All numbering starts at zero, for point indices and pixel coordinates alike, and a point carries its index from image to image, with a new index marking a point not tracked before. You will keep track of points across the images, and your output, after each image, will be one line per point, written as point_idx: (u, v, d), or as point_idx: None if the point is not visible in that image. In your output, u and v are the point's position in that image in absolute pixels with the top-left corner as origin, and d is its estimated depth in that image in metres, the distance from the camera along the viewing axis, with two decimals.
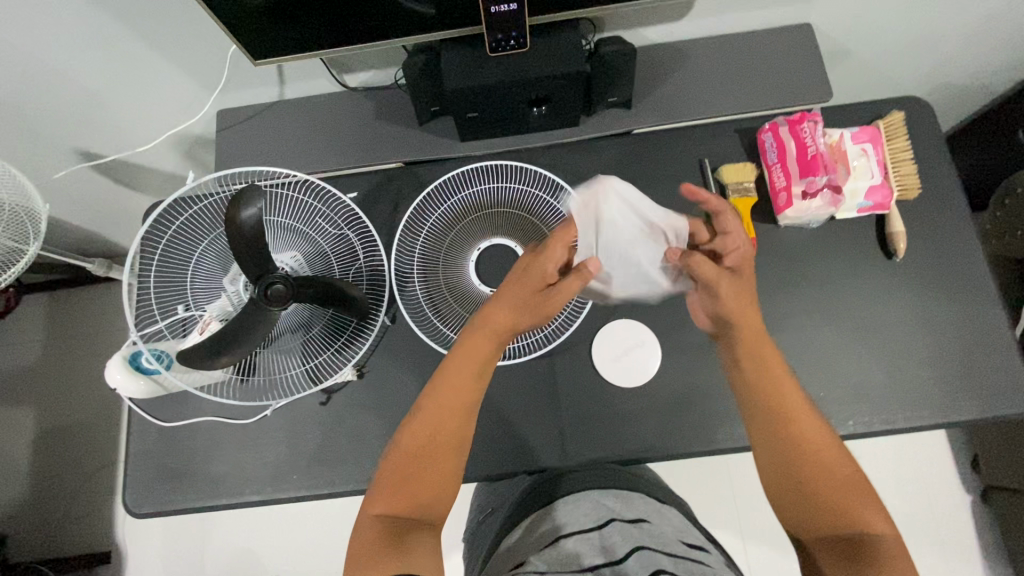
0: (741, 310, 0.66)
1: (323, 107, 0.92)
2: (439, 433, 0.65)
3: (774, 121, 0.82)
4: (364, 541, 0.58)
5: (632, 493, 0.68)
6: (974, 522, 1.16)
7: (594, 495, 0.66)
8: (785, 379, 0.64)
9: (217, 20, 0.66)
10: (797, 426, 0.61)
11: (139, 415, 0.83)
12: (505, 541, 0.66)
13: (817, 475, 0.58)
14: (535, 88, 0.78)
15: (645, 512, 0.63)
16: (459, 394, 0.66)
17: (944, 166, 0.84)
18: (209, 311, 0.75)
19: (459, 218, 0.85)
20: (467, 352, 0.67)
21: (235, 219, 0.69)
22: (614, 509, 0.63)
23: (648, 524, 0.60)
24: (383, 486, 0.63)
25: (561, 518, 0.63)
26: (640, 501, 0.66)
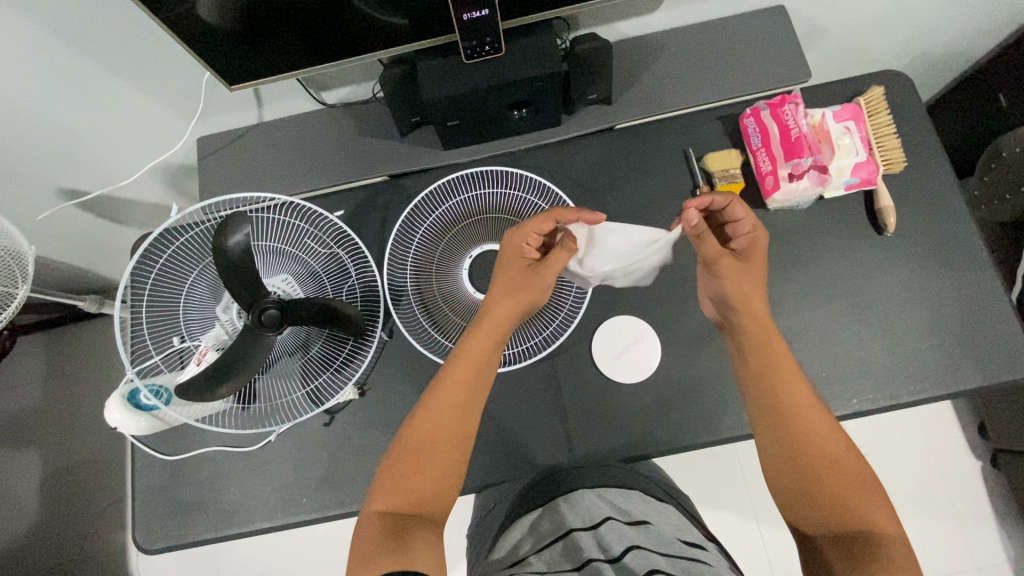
0: (741, 290, 0.66)
1: (304, 126, 0.92)
2: (446, 430, 0.65)
3: (755, 106, 0.82)
4: (365, 536, 0.58)
5: (628, 490, 0.67)
6: (985, 488, 1.17)
7: (588, 495, 0.65)
8: (788, 367, 0.64)
9: (187, 46, 0.65)
10: (803, 417, 0.61)
11: (141, 451, 0.83)
12: (502, 541, 0.64)
13: (825, 468, 0.58)
14: (514, 91, 0.78)
15: (644, 510, 0.63)
16: (469, 390, 0.67)
17: (928, 138, 0.84)
18: (205, 341, 0.73)
19: (449, 227, 0.85)
20: (472, 348, 0.69)
21: (223, 247, 0.68)
22: (621, 508, 0.62)
23: (649, 525, 0.59)
24: (387, 481, 0.63)
25: (562, 518, 0.63)
26: (641, 501, 0.65)
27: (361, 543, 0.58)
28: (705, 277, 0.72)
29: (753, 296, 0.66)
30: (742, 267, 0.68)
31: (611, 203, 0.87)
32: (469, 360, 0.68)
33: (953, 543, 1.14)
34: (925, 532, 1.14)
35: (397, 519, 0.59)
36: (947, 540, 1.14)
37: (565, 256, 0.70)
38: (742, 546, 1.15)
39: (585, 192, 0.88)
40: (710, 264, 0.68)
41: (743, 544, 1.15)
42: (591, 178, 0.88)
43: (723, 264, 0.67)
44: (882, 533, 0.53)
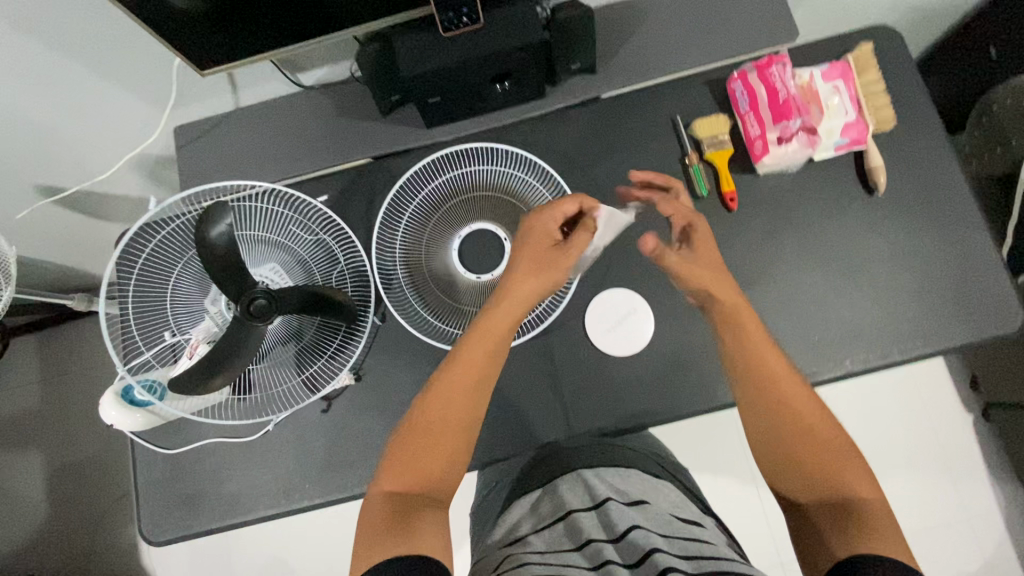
0: (704, 275, 0.67)
1: (282, 110, 0.90)
2: (453, 416, 0.64)
3: (742, 69, 0.80)
4: (374, 520, 0.58)
5: (627, 468, 0.67)
6: (978, 440, 1.19)
7: (587, 475, 0.65)
8: (767, 346, 0.64)
9: (155, 33, 0.63)
10: (782, 390, 0.62)
11: (142, 446, 0.83)
12: (503, 523, 0.65)
13: (809, 440, 0.59)
14: (496, 64, 0.75)
15: (643, 489, 0.63)
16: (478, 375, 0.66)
17: (919, 94, 0.83)
18: (195, 335, 0.72)
19: (436, 207, 0.84)
20: (492, 331, 0.67)
21: (206, 238, 0.67)
22: (620, 488, 0.62)
23: (649, 505, 0.59)
24: (394, 464, 0.62)
25: (562, 498, 0.62)
26: (639, 479, 0.65)
27: (364, 531, 0.58)
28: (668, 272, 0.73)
29: (729, 288, 0.67)
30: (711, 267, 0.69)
31: (599, 175, 0.86)
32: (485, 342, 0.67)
33: (946, 495, 1.17)
34: (919, 485, 1.17)
35: (404, 501, 0.60)
36: (940, 493, 1.17)
37: (589, 236, 0.70)
38: (741, 511, 1.17)
39: (573, 165, 0.86)
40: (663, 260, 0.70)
41: (742, 509, 1.17)
42: (578, 151, 0.86)
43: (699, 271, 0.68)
44: (867, 503, 0.54)
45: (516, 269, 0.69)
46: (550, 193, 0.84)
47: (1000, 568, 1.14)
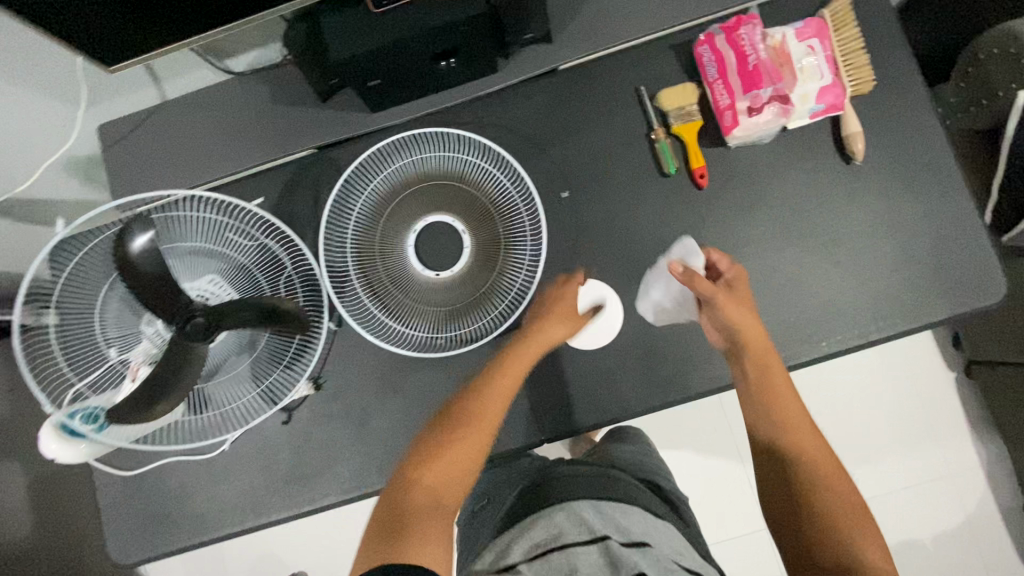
0: (747, 323, 0.66)
1: (212, 100, 0.83)
2: (477, 423, 0.64)
3: (707, 32, 0.75)
4: (384, 519, 0.58)
5: (630, 507, 0.64)
6: (960, 397, 1.19)
7: (585, 507, 0.62)
8: (788, 388, 0.66)
9: (48, 32, 0.56)
10: (799, 437, 0.64)
11: (98, 469, 0.80)
12: (489, 553, 0.62)
13: (822, 495, 0.61)
14: (436, 41, 0.68)
15: (644, 529, 0.61)
16: (499, 394, 0.66)
17: (899, 48, 0.76)
18: (134, 357, 0.68)
19: (387, 202, 0.78)
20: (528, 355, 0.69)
21: (127, 257, 0.62)
22: (622, 527, 0.60)
23: (651, 548, 0.57)
24: (413, 459, 0.62)
25: (557, 525, 0.60)
26: (641, 518, 0.63)
27: (371, 533, 0.58)
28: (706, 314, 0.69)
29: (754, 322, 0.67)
30: (739, 301, 0.67)
31: (560, 155, 0.79)
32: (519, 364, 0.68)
33: (928, 454, 1.17)
34: (899, 445, 1.18)
35: (414, 503, 0.59)
36: (922, 452, 1.17)
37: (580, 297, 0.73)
38: (728, 486, 1.17)
39: (531, 145, 0.79)
40: (709, 303, 0.66)
41: (727, 485, 1.17)
42: (536, 129, 0.80)
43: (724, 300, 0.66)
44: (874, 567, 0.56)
45: (546, 320, 0.70)
46: (508, 179, 0.77)
47: (981, 521, 1.15)
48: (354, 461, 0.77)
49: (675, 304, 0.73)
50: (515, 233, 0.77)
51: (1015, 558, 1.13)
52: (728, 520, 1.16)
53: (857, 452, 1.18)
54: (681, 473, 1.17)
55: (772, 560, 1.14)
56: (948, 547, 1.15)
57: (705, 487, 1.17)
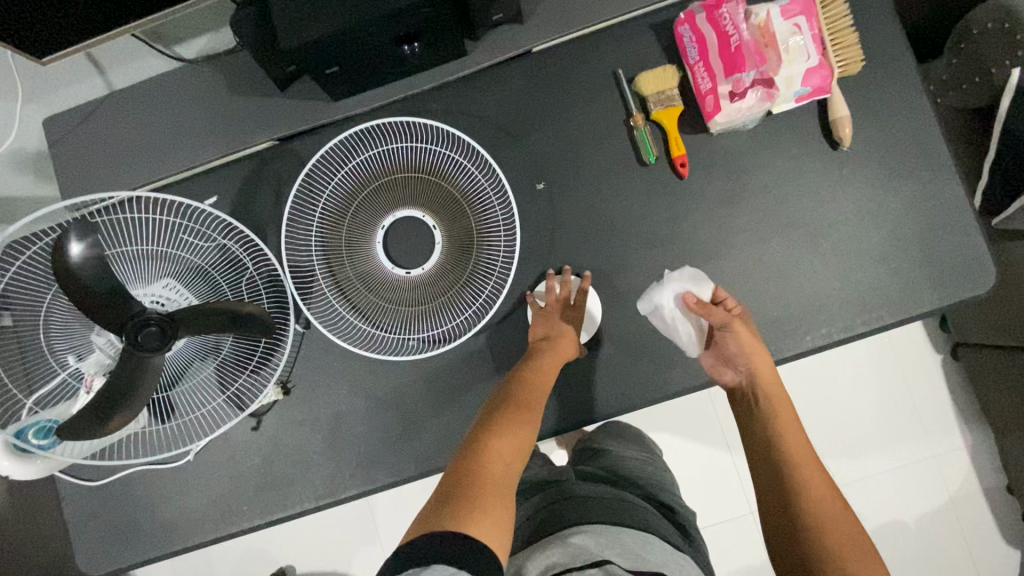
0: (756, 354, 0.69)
1: (163, 90, 0.77)
2: (522, 413, 0.64)
3: (689, 10, 0.70)
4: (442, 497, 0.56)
5: (649, 536, 0.64)
6: (946, 381, 1.18)
7: (603, 532, 0.62)
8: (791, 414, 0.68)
9: None
10: (805, 472, 0.63)
11: (62, 480, 0.77)
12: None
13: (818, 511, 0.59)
14: (396, 24, 0.63)
15: (663, 560, 0.60)
16: (537, 389, 0.66)
17: (889, 24, 0.72)
18: (86, 369, 0.64)
19: (354, 197, 0.74)
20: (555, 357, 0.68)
21: (68, 266, 0.58)
22: (638, 555, 0.59)
23: None
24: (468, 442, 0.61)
25: (573, 547, 0.59)
26: (659, 548, 0.63)
27: (433, 503, 0.56)
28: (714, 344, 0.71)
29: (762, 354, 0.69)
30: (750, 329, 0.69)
31: (534, 144, 0.75)
32: (547, 369, 0.68)
33: (914, 438, 1.17)
34: (884, 429, 1.18)
35: (473, 481, 0.57)
36: (908, 436, 1.17)
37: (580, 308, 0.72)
38: (714, 475, 1.16)
39: (504, 134, 0.75)
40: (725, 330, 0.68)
41: (714, 473, 1.16)
42: (509, 117, 0.75)
43: (739, 325, 0.68)
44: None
45: (553, 339, 0.69)
46: (479, 170, 0.73)
47: (965, 502, 1.16)
48: (327, 467, 0.75)
49: (674, 316, 0.70)
50: (488, 227, 0.73)
51: (997, 537, 1.15)
52: (715, 507, 1.16)
53: (844, 436, 1.18)
54: (668, 461, 1.17)
55: (758, 545, 1.14)
56: (932, 528, 1.15)
57: (692, 475, 1.16)
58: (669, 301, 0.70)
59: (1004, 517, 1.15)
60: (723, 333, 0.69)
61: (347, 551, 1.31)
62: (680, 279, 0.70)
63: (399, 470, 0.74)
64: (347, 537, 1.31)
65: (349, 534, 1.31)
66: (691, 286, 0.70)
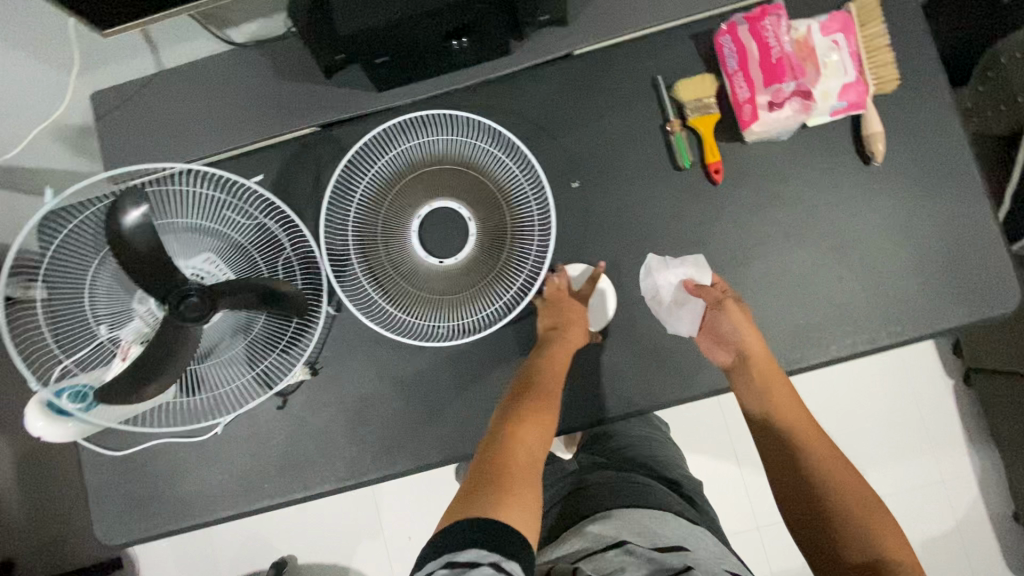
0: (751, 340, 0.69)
1: (211, 71, 0.79)
2: (541, 401, 0.65)
3: (730, 21, 0.72)
4: (473, 484, 0.58)
5: (663, 513, 0.65)
6: (958, 405, 1.19)
7: (621, 515, 0.64)
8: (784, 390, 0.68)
9: None
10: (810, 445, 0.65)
11: (85, 448, 0.78)
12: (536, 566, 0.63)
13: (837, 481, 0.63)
14: (448, 18, 0.65)
15: (680, 535, 0.61)
16: (555, 378, 0.68)
17: (924, 46, 0.74)
18: (125, 336, 0.66)
19: (392, 184, 0.76)
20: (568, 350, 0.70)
21: (118, 231, 0.60)
22: (654, 532, 0.61)
23: (690, 552, 0.57)
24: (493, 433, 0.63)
25: (592, 535, 0.61)
26: (674, 522, 0.64)
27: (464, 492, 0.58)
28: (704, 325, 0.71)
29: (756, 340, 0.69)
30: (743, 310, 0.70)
31: (571, 144, 0.77)
32: (562, 360, 0.69)
33: (923, 460, 1.17)
34: (894, 449, 1.18)
35: (499, 468, 0.59)
36: (917, 457, 1.17)
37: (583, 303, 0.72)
38: (723, 487, 1.16)
39: (542, 132, 0.77)
40: (721, 311, 0.69)
41: (722, 483, 1.16)
42: (549, 116, 0.77)
43: (731, 305, 0.69)
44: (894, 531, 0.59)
45: (556, 333, 0.71)
46: (517, 164, 0.75)
47: (972, 528, 1.16)
48: (349, 449, 0.76)
49: (671, 298, 0.72)
50: (522, 221, 0.74)
51: (1001, 564, 1.14)
52: (722, 517, 1.16)
53: (854, 455, 1.18)
54: None
55: (763, 558, 1.14)
56: (937, 552, 1.15)
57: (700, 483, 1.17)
58: (667, 283, 0.73)
59: (1010, 544, 1.15)
60: (718, 312, 0.69)
61: (349, 544, 1.30)
62: (680, 266, 0.73)
63: (421, 456, 0.75)
64: (352, 530, 1.31)
65: (354, 526, 1.31)
66: (690, 272, 0.72)
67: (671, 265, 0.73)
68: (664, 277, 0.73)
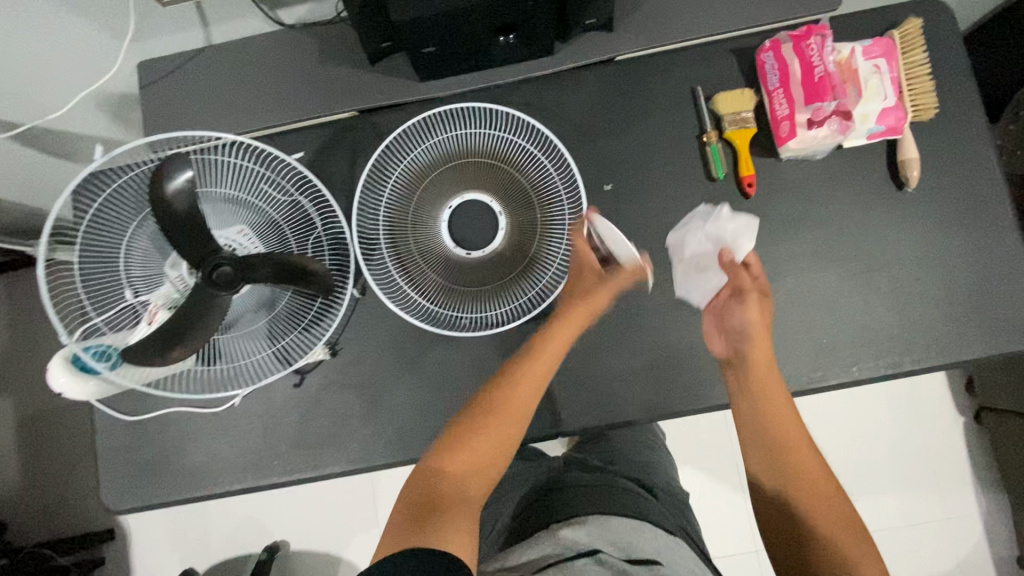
0: (759, 334, 0.68)
1: (259, 50, 0.81)
2: (500, 416, 0.65)
3: (775, 39, 0.73)
4: (414, 502, 0.60)
5: (640, 522, 0.64)
6: (967, 442, 1.18)
7: (597, 519, 0.63)
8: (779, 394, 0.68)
9: None
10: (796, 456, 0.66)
11: (100, 411, 0.78)
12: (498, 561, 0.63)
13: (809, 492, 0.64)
14: (500, 14, 0.66)
15: (655, 547, 0.60)
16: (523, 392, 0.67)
17: (964, 78, 0.75)
18: (154, 300, 0.66)
19: (425, 173, 0.76)
20: (546, 373, 0.68)
21: (162, 195, 0.61)
22: (629, 542, 0.60)
23: (662, 568, 0.57)
24: (446, 450, 0.63)
25: (563, 539, 0.60)
26: (649, 533, 0.63)
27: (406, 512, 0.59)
28: (721, 304, 0.71)
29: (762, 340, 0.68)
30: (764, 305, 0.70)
31: (607, 147, 0.77)
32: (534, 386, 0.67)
33: (929, 495, 1.16)
34: (900, 482, 1.17)
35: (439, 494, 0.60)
36: (923, 492, 1.16)
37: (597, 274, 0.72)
38: (725, 506, 1.15)
39: (579, 133, 0.78)
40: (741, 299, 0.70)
41: (725, 502, 1.16)
42: (587, 118, 0.78)
43: (752, 298, 0.69)
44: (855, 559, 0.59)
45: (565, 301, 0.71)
46: (552, 163, 0.76)
47: (974, 568, 1.14)
48: (362, 432, 0.76)
49: (694, 259, 0.74)
50: (553, 218, 0.75)
51: None
52: (722, 536, 1.15)
53: (859, 484, 1.17)
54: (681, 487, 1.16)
55: None
56: None
57: (702, 500, 1.16)
58: (696, 242, 0.73)
59: None
60: (736, 295, 0.70)
61: (344, 533, 1.30)
62: (719, 226, 0.73)
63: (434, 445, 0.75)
64: (348, 519, 1.30)
65: (350, 515, 1.30)
66: (727, 240, 0.73)
67: (709, 223, 0.73)
68: (696, 235, 0.73)
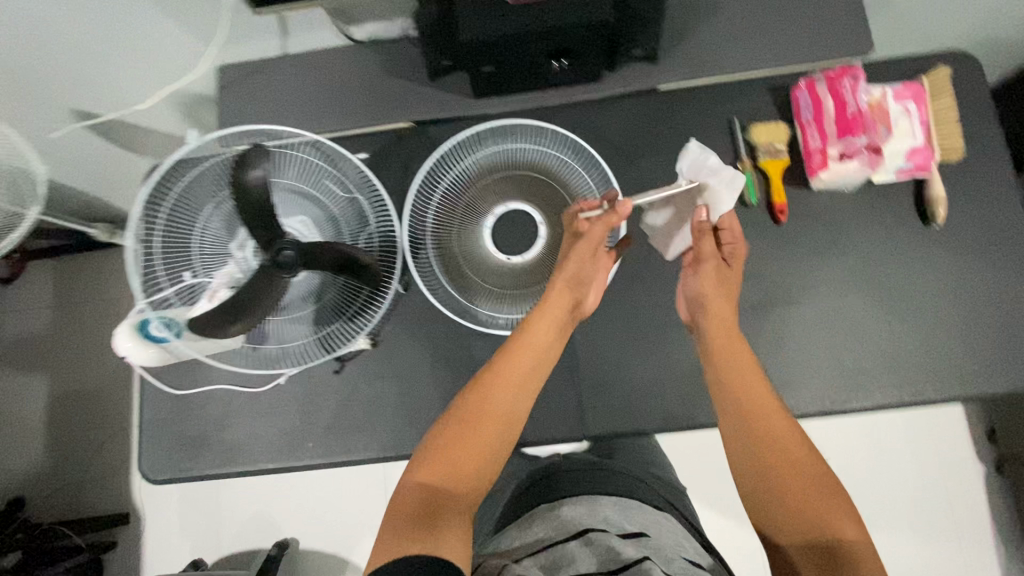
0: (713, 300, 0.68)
1: (329, 61, 0.88)
2: (491, 415, 0.62)
3: (810, 78, 0.77)
4: (404, 507, 0.57)
5: (627, 502, 0.66)
6: (989, 493, 1.16)
7: (587, 500, 0.65)
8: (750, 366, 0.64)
9: None
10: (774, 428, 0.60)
11: (149, 383, 0.82)
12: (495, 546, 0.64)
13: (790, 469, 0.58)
14: (558, 40, 0.71)
15: (644, 523, 0.62)
16: (513, 389, 0.63)
17: (992, 127, 0.79)
18: (217, 279, 0.71)
19: (472, 180, 0.81)
20: (530, 373, 0.64)
21: (241, 182, 0.66)
22: (615, 517, 0.62)
23: (648, 537, 0.58)
24: (433, 454, 0.60)
25: (553, 524, 0.61)
26: (638, 511, 0.65)
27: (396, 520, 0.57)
28: (685, 271, 0.72)
29: (725, 310, 0.67)
30: (722, 274, 0.69)
31: (646, 169, 0.82)
32: (521, 386, 0.64)
33: (947, 543, 1.14)
34: (918, 528, 1.15)
35: (432, 502, 0.57)
36: (941, 539, 1.14)
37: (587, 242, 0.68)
38: (738, 535, 1.15)
39: (620, 155, 0.83)
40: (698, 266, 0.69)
41: (738, 532, 1.15)
42: (629, 141, 0.83)
43: (707, 265, 0.68)
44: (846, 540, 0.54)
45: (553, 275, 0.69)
46: (594, 179, 0.81)
47: None
48: (395, 422, 0.79)
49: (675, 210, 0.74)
50: None
51: None
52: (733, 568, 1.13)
53: (876, 525, 1.16)
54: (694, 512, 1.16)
55: None
56: None
57: (715, 528, 1.15)
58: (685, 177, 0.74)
59: None
60: (694, 264, 0.70)
61: (354, 533, 1.31)
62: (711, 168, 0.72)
63: None
64: (359, 520, 1.31)
65: (361, 516, 1.31)
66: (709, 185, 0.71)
67: (703, 165, 0.72)
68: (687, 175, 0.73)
